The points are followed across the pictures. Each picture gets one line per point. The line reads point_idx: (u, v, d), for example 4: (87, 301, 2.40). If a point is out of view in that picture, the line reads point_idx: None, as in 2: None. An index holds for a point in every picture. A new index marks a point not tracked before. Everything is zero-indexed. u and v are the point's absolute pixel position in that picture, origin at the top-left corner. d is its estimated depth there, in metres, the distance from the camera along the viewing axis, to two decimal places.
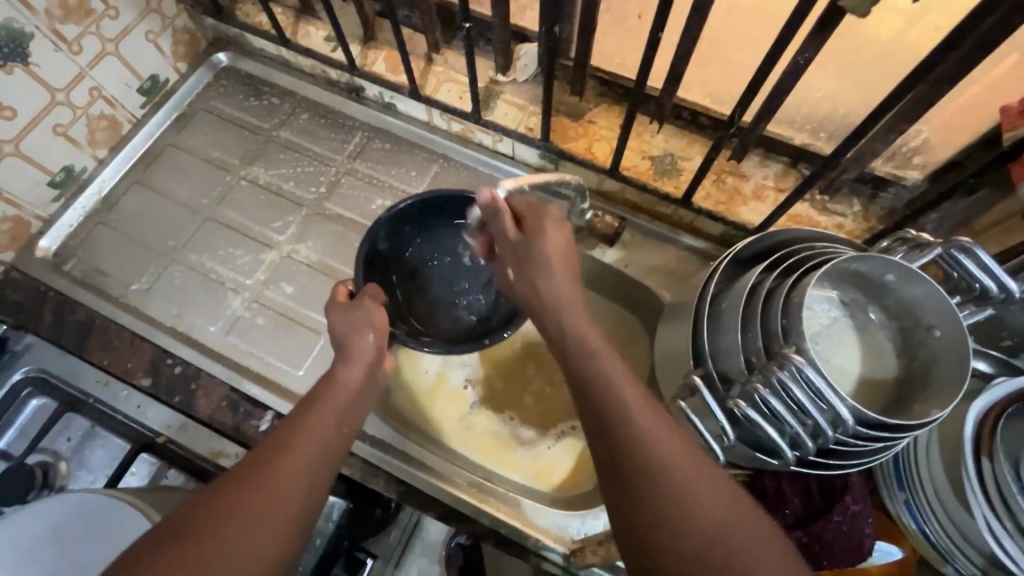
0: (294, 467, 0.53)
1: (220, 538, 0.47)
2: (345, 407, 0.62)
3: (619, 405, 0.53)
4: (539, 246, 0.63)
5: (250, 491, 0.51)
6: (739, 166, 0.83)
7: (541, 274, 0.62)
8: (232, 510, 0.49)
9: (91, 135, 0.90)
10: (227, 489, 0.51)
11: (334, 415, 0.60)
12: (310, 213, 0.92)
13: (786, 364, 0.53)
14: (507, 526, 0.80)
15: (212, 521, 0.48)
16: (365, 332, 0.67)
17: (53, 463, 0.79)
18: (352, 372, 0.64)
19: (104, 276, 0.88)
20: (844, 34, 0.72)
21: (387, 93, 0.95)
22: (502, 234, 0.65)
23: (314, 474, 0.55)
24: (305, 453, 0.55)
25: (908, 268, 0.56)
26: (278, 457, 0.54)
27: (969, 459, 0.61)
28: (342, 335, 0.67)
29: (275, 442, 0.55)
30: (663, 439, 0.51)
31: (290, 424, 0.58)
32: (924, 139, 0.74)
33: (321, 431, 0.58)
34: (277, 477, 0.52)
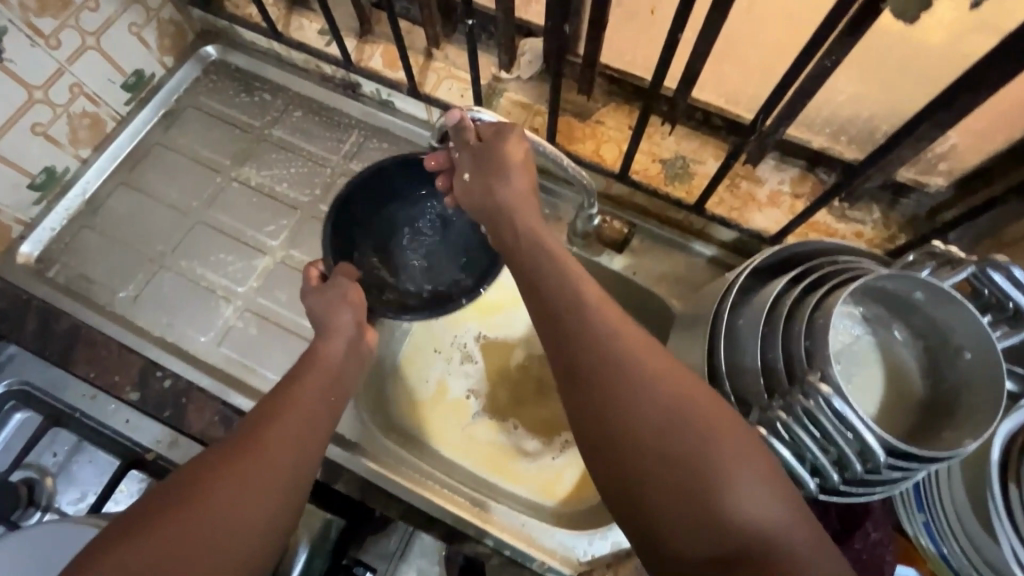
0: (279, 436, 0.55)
1: (206, 499, 0.49)
2: (331, 381, 0.63)
3: (617, 383, 0.49)
4: (502, 152, 0.65)
5: (235, 460, 0.53)
6: (754, 170, 0.80)
7: (497, 172, 0.65)
8: (218, 475, 0.51)
9: (73, 134, 0.86)
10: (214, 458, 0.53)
11: (320, 388, 0.62)
12: (304, 217, 0.88)
13: (810, 392, 0.50)
14: (512, 548, 0.74)
15: (198, 488, 0.50)
16: (345, 307, 0.68)
17: (38, 479, 0.76)
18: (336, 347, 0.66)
19: (90, 283, 0.84)
20: (880, 33, 0.63)
21: (384, 90, 0.90)
22: (466, 147, 0.68)
23: (299, 443, 0.56)
24: (288, 423, 0.57)
25: (941, 288, 0.53)
26: (261, 426, 0.56)
27: (996, 485, 0.58)
28: (324, 313, 0.68)
29: (260, 414, 0.57)
30: (665, 409, 0.47)
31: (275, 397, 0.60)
32: (952, 145, 0.68)
33: (306, 403, 0.59)
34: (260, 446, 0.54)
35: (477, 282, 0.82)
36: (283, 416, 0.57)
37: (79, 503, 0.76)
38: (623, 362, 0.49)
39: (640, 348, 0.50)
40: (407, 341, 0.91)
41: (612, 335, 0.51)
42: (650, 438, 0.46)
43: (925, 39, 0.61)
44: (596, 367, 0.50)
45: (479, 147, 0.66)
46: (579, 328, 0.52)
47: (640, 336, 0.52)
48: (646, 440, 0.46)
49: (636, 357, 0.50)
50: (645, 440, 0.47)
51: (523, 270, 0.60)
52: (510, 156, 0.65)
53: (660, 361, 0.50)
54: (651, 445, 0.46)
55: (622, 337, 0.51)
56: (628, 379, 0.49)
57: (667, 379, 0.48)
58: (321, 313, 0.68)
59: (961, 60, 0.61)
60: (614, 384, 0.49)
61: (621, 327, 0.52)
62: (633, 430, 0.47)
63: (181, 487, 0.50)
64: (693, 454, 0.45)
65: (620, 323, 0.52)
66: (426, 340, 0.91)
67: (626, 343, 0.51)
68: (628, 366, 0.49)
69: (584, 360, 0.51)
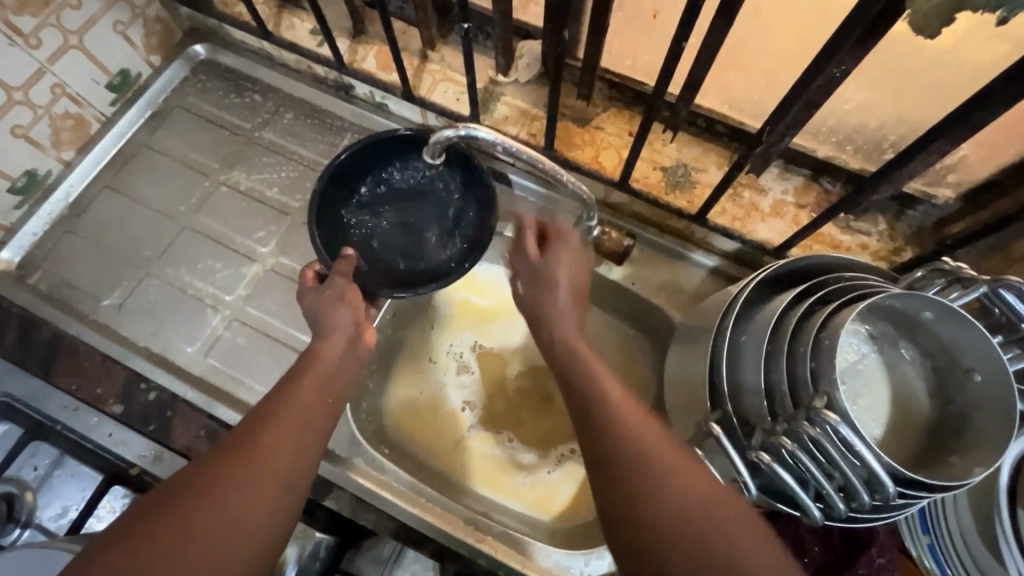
0: (278, 439, 0.53)
1: (202, 506, 0.46)
2: (331, 380, 0.60)
3: (644, 483, 0.48)
4: (550, 271, 0.68)
5: (231, 464, 0.50)
6: (758, 179, 0.78)
7: (546, 289, 0.67)
8: (215, 481, 0.48)
9: (56, 136, 0.83)
10: (210, 463, 0.50)
11: (320, 389, 0.59)
12: (295, 223, 0.86)
13: (816, 419, 0.48)
14: (506, 568, 0.72)
15: (199, 485, 0.48)
16: (343, 306, 0.65)
17: (19, 494, 0.74)
18: (335, 347, 0.63)
19: (73, 290, 0.82)
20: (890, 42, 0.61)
21: (378, 93, 0.88)
22: (525, 258, 0.70)
23: (299, 447, 0.53)
24: (288, 427, 0.54)
25: (952, 309, 0.51)
26: (259, 429, 0.53)
27: (1003, 508, 0.56)
28: (319, 310, 0.65)
29: (259, 416, 0.55)
30: (681, 496, 0.47)
31: (275, 398, 0.57)
32: (962, 157, 0.66)
33: (306, 405, 0.57)
34: (259, 450, 0.51)
35: (469, 251, 0.79)
36: (282, 419, 0.55)
37: (60, 519, 0.74)
38: (648, 461, 0.49)
39: (664, 448, 0.51)
40: (401, 351, 0.89)
41: (637, 436, 0.52)
42: (680, 542, 0.45)
43: (939, 47, 0.59)
44: (622, 467, 0.50)
45: (537, 262, 0.69)
46: (605, 421, 0.54)
47: (665, 439, 0.52)
48: (676, 542, 0.45)
49: (661, 458, 0.50)
50: (675, 544, 0.45)
51: (554, 353, 0.63)
52: (558, 272, 0.67)
53: (682, 458, 0.50)
54: (679, 550, 0.45)
55: (635, 421, 0.53)
56: (654, 479, 0.48)
57: (689, 475, 0.48)
58: (315, 310, 0.65)
59: (974, 71, 0.59)
60: (641, 485, 0.48)
61: (645, 429, 0.52)
62: (650, 520, 0.47)
63: (175, 494, 0.47)
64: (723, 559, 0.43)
65: (644, 425, 0.53)
66: (421, 348, 0.89)
67: (650, 441, 0.51)
68: (655, 464, 0.49)
69: (610, 456, 0.51)
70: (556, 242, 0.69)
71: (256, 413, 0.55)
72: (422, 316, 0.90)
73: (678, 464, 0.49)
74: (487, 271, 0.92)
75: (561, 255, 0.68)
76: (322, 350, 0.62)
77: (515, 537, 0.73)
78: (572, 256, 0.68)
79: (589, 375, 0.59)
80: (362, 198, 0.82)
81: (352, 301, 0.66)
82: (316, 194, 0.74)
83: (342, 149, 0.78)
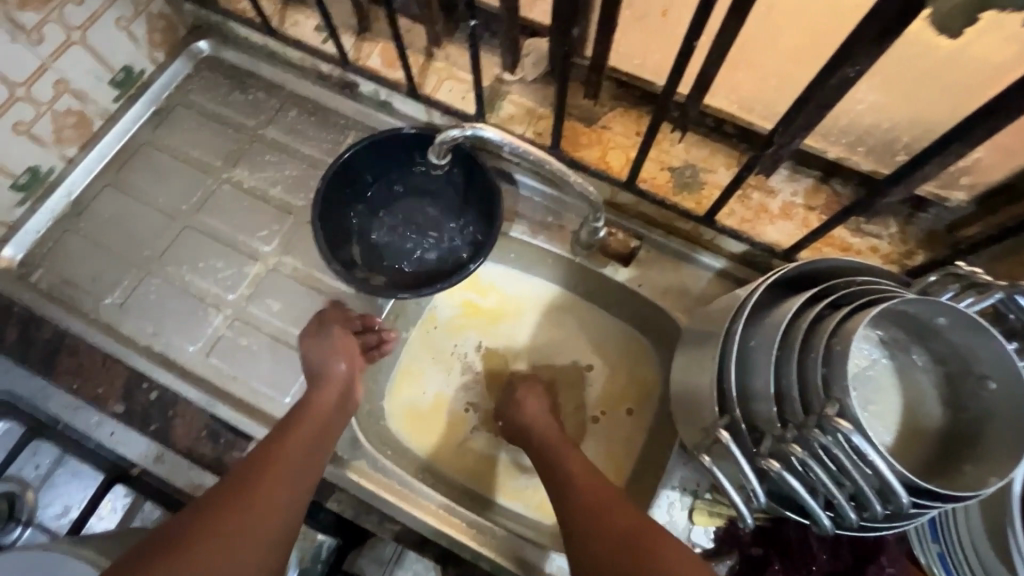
0: (277, 479, 0.59)
1: (206, 537, 0.53)
2: (326, 422, 0.67)
3: (591, 528, 0.59)
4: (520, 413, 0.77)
5: (236, 501, 0.56)
6: (767, 181, 0.77)
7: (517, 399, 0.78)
8: (218, 514, 0.55)
9: (58, 133, 0.82)
10: (216, 499, 0.56)
11: (315, 429, 0.65)
12: (298, 222, 0.85)
13: (827, 426, 0.47)
14: (509, 572, 0.72)
15: (205, 519, 0.54)
16: (340, 356, 0.71)
17: (20, 493, 0.74)
18: (330, 394, 0.69)
19: (74, 288, 0.81)
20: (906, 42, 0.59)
21: (383, 91, 0.87)
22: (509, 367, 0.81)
23: (294, 486, 0.60)
24: (286, 467, 0.61)
25: (967, 315, 0.50)
26: (258, 468, 0.60)
27: (1016, 516, 0.55)
28: (315, 358, 0.72)
29: (256, 456, 0.61)
30: (610, 524, 0.59)
31: (273, 439, 0.64)
32: (976, 160, 0.64)
33: (297, 444, 0.63)
34: (261, 488, 0.58)
35: (472, 252, 0.79)
36: (280, 460, 0.61)
37: (61, 518, 0.74)
38: (599, 511, 0.60)
39: (617, 502, 0.61)
40: (404, 352, 0.88)
41: (594, 491, 0.63)
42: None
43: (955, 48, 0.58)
44: (577, 518, 0.61)
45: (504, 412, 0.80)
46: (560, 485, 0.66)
47: (620, 495, 0.62)
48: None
49: (610, 509, 0.60)
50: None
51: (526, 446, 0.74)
52: (532, 413, 0.76)
53: (609, 494, 0.62)
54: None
55: (578, 473, 0.66)
56: (600, 526, 0.59)
57: (617, 507, 0.60)
58: (317, 354, 0.72)
59: (991, 72, 0.58)
60: (589, 531, 0.59)
61: (601, 486, 0.63)
62: (593, 548, 0.58)
63: (185, 528, 0.54)
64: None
65: (603, 483, 0.64)
66: (423, 349, 0.89)
67: (604, 496, 0.62)
68: (602, 515, 0.60)
69: (570, 509, 0.63)
70: (525, 388, 0.80)
71: (256, 453, 0.62)
72: (425, 317, 0.90)
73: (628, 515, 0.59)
74: (490, 271, 0.91)
75: (531, 400, 0.78)
76: (318, 395, 0.69)
77: (519, 542, 0.72)
78: (542, 400, 0.78)
79: (554, 451, 0.70)
80: (367, 199, 0.82)
81: (349, 351, 0.73)
82: (318, 195, 0.73)
83: (347, 147, 0.77)
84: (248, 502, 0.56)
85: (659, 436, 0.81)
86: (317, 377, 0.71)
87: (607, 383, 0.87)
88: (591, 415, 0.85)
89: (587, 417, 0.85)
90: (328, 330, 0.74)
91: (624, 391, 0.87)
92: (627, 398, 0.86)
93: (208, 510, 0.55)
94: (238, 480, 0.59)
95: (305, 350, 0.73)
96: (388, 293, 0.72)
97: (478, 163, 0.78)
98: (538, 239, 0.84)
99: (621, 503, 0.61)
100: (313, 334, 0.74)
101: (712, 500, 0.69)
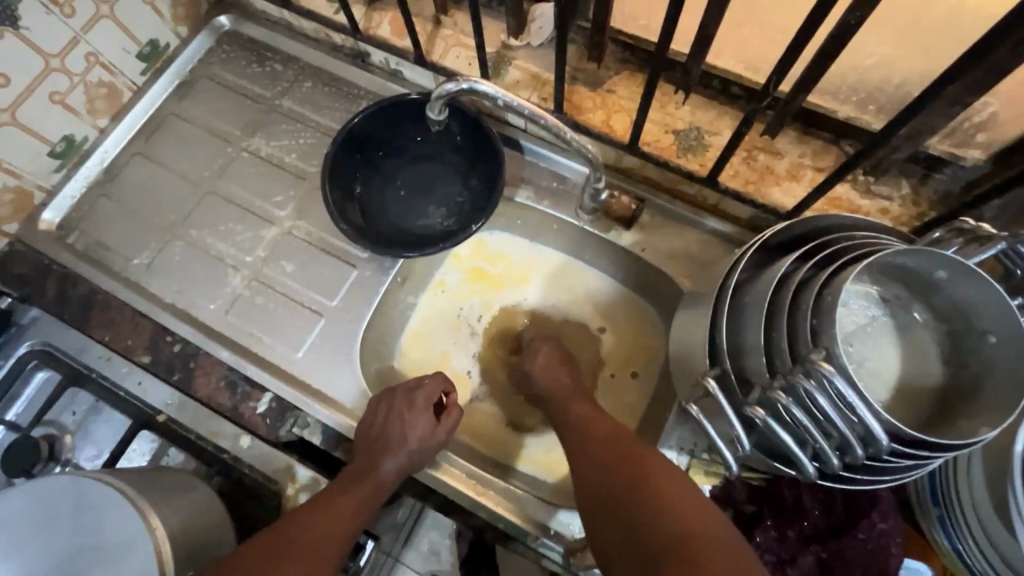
0: (326, 547, 0.62)
1: None
2: (372, 496, 0.69)
3: (604, 472, 0.60)
4: (535, 377, 0.79)
5: (282, 563, 0.58)
6: (773, 142, 0.75)
7: (541, 361, 0.80)
8: (271, 562, 0.58)
9: (90, 103, 0.87)
10: (268, 552, 0.59)
11: (360, 504, 0.67)
12: (311, 188, 0.88)
13: (812, 371, 0.47)
14: (505, 521, 0.74)
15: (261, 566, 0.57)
16: (413, 430, 0.72)
17: (59, 436, 0.77)
18: (387, 466, 0.70)
19: (106, 249, 0.87)
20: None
21: (393, 60, 0.89)
22: (538, 343, 0.82)
23: (336, 550, 0.62)
24: (334, 534, 0.63)
25: (963, 265, 0.49)
26: (310, 529, 0.62)
27: (1016, 478, 0.53)
28: (392, 425, 0.72)
29: (309, 510, 0.65)
30: (599, 444, 0.64)
31: (319, 505, 0.66)
32: (992, 113, 0.64)
33: (347, 506, 0.66)
34: (310, 554, 0.60)
35: (476, 213, 0.82)
36: (327, 528, 0.63)
37: (95, 459, 0.76)
38: (619, 458, 0.60)
39: (639, 450, 0.61)
40: (414, 315, 0.91)
41: (616, 444, 0.63)
42: (621, 515, 0.55)
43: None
44: (591, 471, 0.62)
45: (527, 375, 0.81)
46: (570, 450, 0.67)
47: (644, 446, 0.61)
48: (618, 517, 0.55)
49: (631, 456, 0.60)
50: (613, 518, 0.56)
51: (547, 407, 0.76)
52: (547, 376, 0.78)
53: (607, 425, 0.67)
54: (621, 522, 0.55)
55: (584, 413, 0.70)
56: (617, 470, 0.59)
57: (607, 430, 0.66)
58: (394, 418, 0.73)
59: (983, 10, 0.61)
60: (602, 470, 0.61)
61: (627, 439, 0.63)
62: (583, 470, 0.63)
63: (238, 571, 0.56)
64: (648, 530, 0.52)
65: (629, 437, 0.64)
66: (434, 313, 0.91)
67: (628, 446, 0.62)
68: (618, 461, 0.60)
69: (578, 454, 0.65)
70: (545, 352, 0.81)
71: (303, 511, 0.65)
72: (432, 285, 0.92)
73: (649, 461, 0.59)
74: (496, 239, 0.93)
75: (548, 361, 0.80)
76: (376, 466, 0.70)
77: (517, 494, 0.75)
78: (558, 361, 0.80)
79: (568, 404, 0.73)
80: (379, 165, 0.86)
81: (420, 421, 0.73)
82: (327, 156, 0.77)
83: (357, 112, 0.80)
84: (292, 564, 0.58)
85: (659, 400, 0.81)
86: (378, 444, 0.72)
87: (612, 346, 0.88)
88: (602, 373, 0.87)
89: (598, 374, 0.86)
90: (417, 405, 0.75)
91: (627, 355, 0.87)
92: (632, 363, 0.87)
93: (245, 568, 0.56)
94: (288, 534, 0.62)
95: (386, 416, 0.74)
96: (395, 253, 0.75)
97: (483, 127, 0.80)
98: (542, 205, 0.84)
99: (642, 450, 0.60)
100: (426, 411, 0.75)
101: (710, 459, 0.67)
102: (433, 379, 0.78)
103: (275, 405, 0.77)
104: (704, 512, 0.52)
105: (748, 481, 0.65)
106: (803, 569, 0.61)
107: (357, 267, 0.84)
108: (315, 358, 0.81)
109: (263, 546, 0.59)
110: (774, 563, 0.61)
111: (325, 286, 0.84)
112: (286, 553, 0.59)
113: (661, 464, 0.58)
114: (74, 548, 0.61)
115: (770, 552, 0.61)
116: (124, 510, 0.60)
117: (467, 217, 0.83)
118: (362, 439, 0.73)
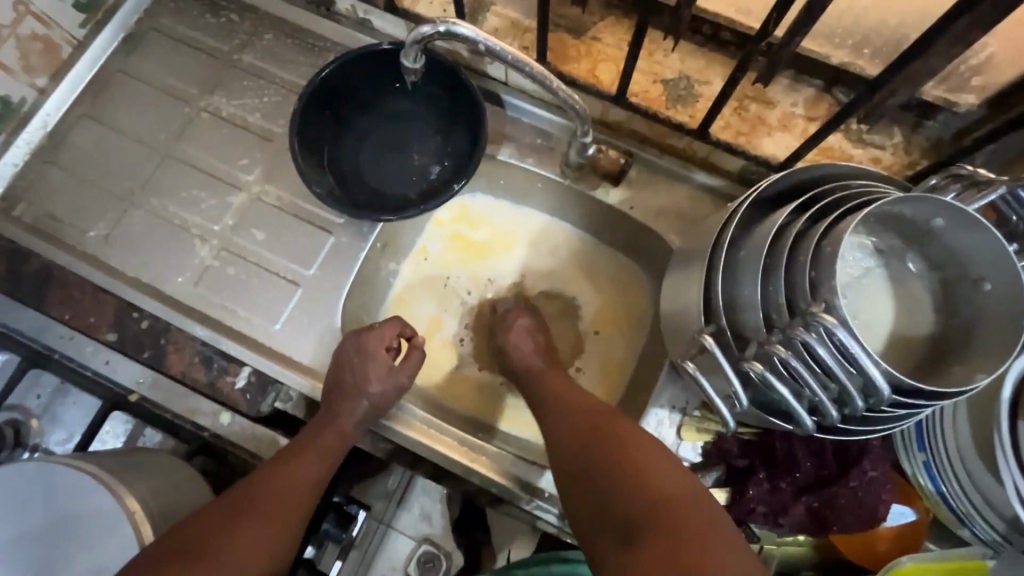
0: (293, 497, 0.62)
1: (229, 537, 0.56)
2: (336, 444, 0.69)
3: (579, 444, 0.59)
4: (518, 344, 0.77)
5: (249, 518, 0.58)
6: (765, 91, 0.73)
7: (529, 323, 0.78)
8: (237, 519, 0.58)
9: (25, 60, 0.78)
10: (234, 508, 0.59)
11: (322, 455, 0.67)
12: (280, 150, 0.83)
13: (811, 323, 0.46)
14: (499, 487, 0.73)
15: (228, 524, 0.57)
16: (370, 380, 0.71)
17: (24, 420, 0.74)
18: (346, 415, 0.70)
19: (57, 222, 0.81)
20: None
21: (360, 7, 0.82)
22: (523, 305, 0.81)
23: (306, 499, 0.63)
24: (301, 484, 0.64)
25: (962, 211, 0.48)
26: (276, 484, 0.62)
27: (1005, 420, 0.53)
28: (347, 373, 0.71)
29: (274, 464, 0.64)
30: (578, 415, 0.63)
31: (283, 458, 0.65)
32: (989, 56, 0.61)
33: (310, 455, 0.66)
34: (277, 506, 0.61)
35: (457, 172, 0.78)
36: (293, 480, 0.63)
37: (66, 443, 0.74)
38: (596, 428, 0.60)
39: (616, 419, 0.60)
40: (396, 282, 0.87)
41: (594, 413, 0.62)
42: (598, 488, 0.55)
43: None
44: (563, 441, 0.61)
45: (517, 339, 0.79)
46: (551, 417, 0.66)
47: (620, 415, 0.61)
48: (596, 486, 0.55)
49: (608, 425, 0.60)
50: (594, 490, 0.55)
51: (530, 372, 0.74)
52: (532, 344, 0.76)
53: (583, 395, 0.66)
54: (600, 491, 0.55)
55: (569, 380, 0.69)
56: (593, 441, 0.58)
57: (584, 400, 0.65)
58: (350, 368, 0.71)
59: None
60: (580, 442, 0.60)
61: (601, 408, 0.62)
62: (560, 441, 0.62)
63: (205, 529, 0.56)
64: (626, 502, 0.52)
65: (603, 406, 0.63)
66: (417, 279, 0.88)
67: (601, 415, 0.61)
68: (595, 431, 0.59)
69: (556, 424, 0.64)
70: (534, 315, 0.79)
71: (268, 466, 0.64)
72: (415, 251, 0.88)
73: (622, 430, 0.58)
74: (479, 202, 0.89)
75: (535, 324, 0.78)
76: (337, 415, 0.70)
77: (510, 459, 0.74)
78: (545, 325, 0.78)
79: (551, 374, 0.71)
80: (351, 123, 0.81)
81: (375, 365, 0.71)
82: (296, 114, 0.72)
83: (325, 65, 0.75)
84: (260, 517, 0.59)
85: (650, 358, 0.80)
86: (338, 395, 0.70)
87: (599, 304, 0.86)
88: (586, 331, 0.85)
89: (583, 334, 0.85)
90: (371, 353, 0.72)
91: (614, 315, 0.86)
92: (619, 321, 0.85)
93: (212, 526, 0.57)
94: (254, 489, 0.61)
95: (339, 365, 0.72)
96: (374, 217, 0.71)
97: (462, 79, 0.75)
98: (526, 163, 0.81)
99: (615, 419, 0.60)
100: (380, 352, 0.73)
101: (701, 416, 0.67)
102: (388, 322, 0.76)
103: (254, 379, 0.74)
104: (682, 482, 0.52)
105: (741, 436, 0.65)
106: (794, 518, 0.62)
107: (333, 234, 0.80)
108: (295, 330, 0.77)
109: (228, 504, 0.60)
110: (765, 514, 0.63)
111: (301, 254, 0.79)
112: (252, 508, 0.59)
113: (639, 434, 0.58)
114: (53, 538, 0.58)
115: (762, 503, 0.63)
116: (102, 498, 0.57)
117: (448, 176, 0.80)
118: (325, 389, 0.72)
